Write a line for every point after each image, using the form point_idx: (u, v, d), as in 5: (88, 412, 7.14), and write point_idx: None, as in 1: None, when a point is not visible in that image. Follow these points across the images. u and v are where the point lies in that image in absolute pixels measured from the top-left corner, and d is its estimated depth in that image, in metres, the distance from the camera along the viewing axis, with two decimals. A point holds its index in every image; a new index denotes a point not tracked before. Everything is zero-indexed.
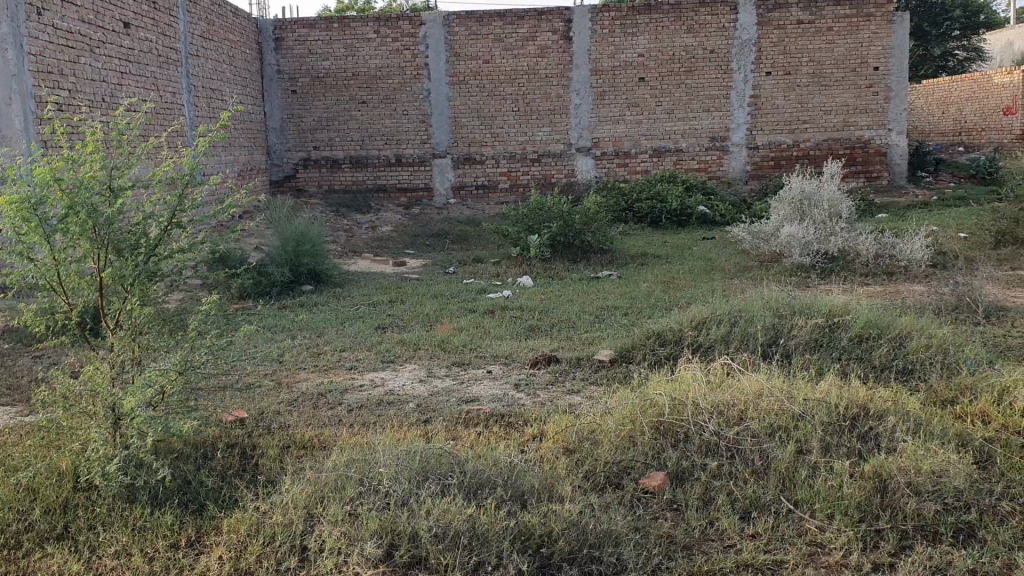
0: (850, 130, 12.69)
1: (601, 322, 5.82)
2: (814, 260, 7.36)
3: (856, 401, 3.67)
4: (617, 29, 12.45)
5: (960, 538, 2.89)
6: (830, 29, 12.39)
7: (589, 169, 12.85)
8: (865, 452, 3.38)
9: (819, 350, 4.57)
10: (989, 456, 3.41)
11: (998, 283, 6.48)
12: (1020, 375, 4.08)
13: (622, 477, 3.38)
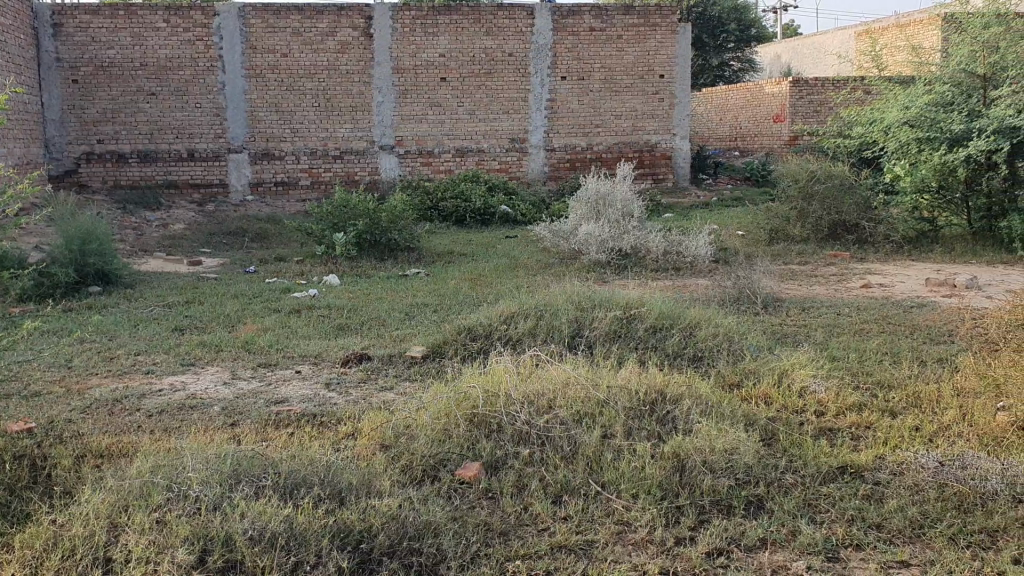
0: (640, 134, 13.35)
1: (410, 319, 5.84)
2: (609, 257, 7.70)
3: (654, 387, 3.91)
4: (418, 28, 12.51)
5: (751, 510, 3.13)
6: (620, 37, 13.01)
7: (392, 167, 12.80)
8: (663, 435, 3.60)
9: (618, 340, 4.81)
10: (772, 434, 3.72)
11: (774, 278, 7.03)
12: (796, 360, 4.47)
13: (438, 470, 3.43)
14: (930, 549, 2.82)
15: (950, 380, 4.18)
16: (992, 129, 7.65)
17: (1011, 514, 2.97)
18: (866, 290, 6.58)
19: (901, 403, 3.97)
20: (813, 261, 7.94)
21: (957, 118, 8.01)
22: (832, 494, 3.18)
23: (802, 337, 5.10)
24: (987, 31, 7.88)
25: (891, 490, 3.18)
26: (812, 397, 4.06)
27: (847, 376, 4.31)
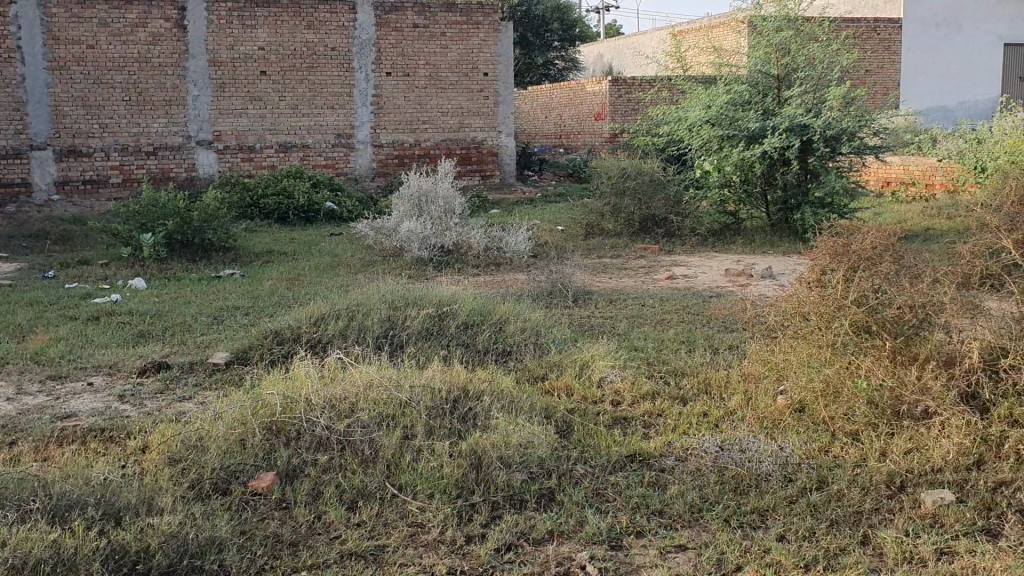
0: (466, 131, 13.46)
1: (218, 323, 5.64)
2: (430, 254, 7.68)
3: (457, 385, 3.92)
4: (235, 21, 12.14)
5: (542, 503, 3.19)
6: (443, 34, 13.12)
7: (210, 163, 12.31)
8: (463, 432, 3.62)
9: (429, 339, 4.78)
10: (568, 425, 3.84)
11: (586, 271, 7.25)
12: (597, 351, 4.67)
13: (229, 482, 3.31)
14: (706, 532, 2.97)
15: (739, 366, 4.48)
16: (785, 127, 8.31)
17: (780, 493, 3.17)
18: (671, 280, 6.87)
19: (692, 390, 4.23)
20: (625, 254, 8.23)
21: (753, 116, 8.52)
22: (620, 483, 3.29)
23: (605, 330, 5.28)
24: (779, 34, 8.52)
25: (674, 477, 3.33)
26: (610, 387, 4.26)
27: (644, 366, 4.55)
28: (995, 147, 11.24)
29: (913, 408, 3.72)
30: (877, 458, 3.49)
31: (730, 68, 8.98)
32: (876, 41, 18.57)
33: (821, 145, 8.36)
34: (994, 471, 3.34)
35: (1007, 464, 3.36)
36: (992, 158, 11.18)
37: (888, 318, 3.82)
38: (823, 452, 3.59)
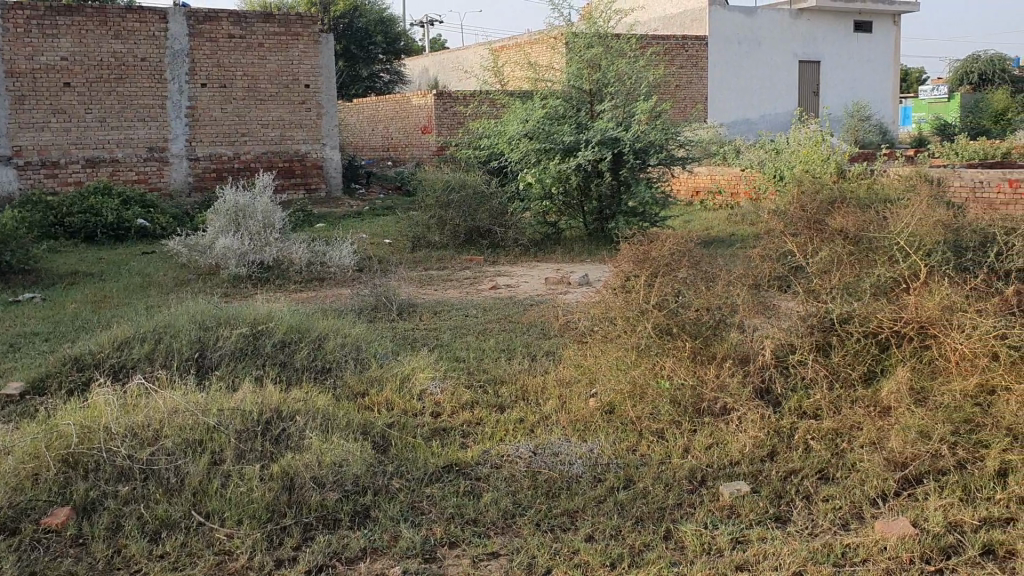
0: (288, 144, 13.21)
1: (14, 352, 5.27)
2: (249, 270, 7.47)
3: (269, 405, 3.83)
4: (33, 28, 11.44)
5: (357, 520, 3.15)
6: (261, 45, 12.85)
7: (9, 180, 11.48)
8: (276, 454, 3.53)
9: (244, 358, 4.64)
10: (386, 440, 3.82)
11: (411, 283, 7.27)
12: (418, 363, 4.68)
13: (18, 521, 3.10)
14: (518, 536, 3.03)
15: (555, 370, 4.62)
16: (597, 140, 8.71)
17: (589, 494, 3.30)
18: (493, 290, 7.00)
19: (510, 397, 4.32)
20: (450, 265, 8.31)
21: (567, 130, 8.88)
22: (435, 494, 3.31)
23: (428, 341, 5.32)
24: (590, 50, 8.96)
25: (489, 484, 3.39)
26: (430, 399, 4.28)
27: (463, 376, 4.60)
28: (791, 158, 12.10)
29: (714, 405, 3.96)
30: (681, 454, 3.66)
31: (546, 83, 9.32)
32: (685, 57, 19.54)
33: (631, 156, 8.79)
34: (785, 460, 3.58)
35: (797, 453, 3.63)
36: (789, 167, 12.03)
37: (687, 319, 4.23)
38: (631, 450, 3.73)
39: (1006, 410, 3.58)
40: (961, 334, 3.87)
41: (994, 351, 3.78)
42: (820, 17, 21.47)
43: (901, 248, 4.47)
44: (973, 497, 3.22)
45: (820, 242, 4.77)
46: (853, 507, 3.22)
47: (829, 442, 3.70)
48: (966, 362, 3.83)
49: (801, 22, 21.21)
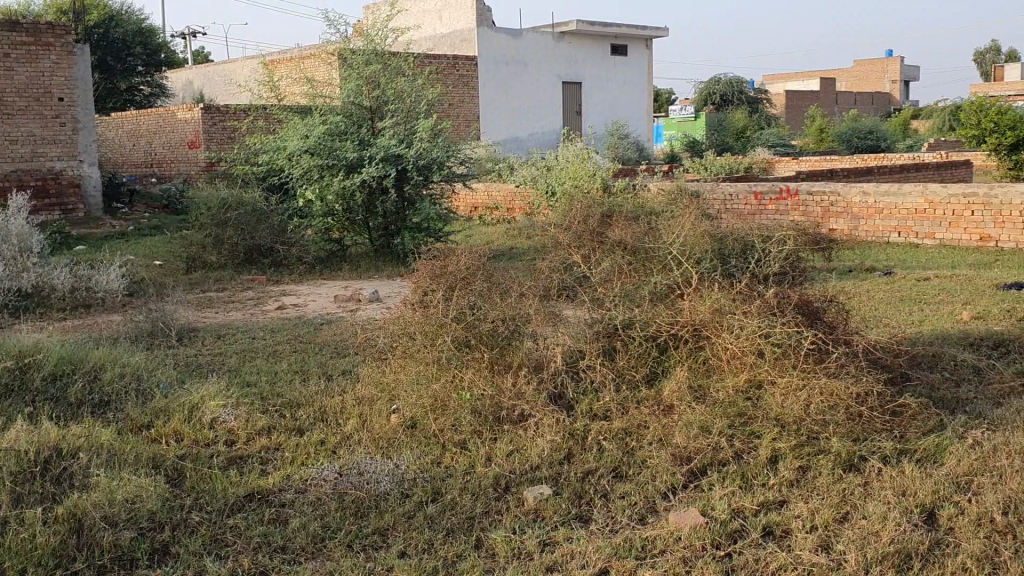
0: (40, 161, 12.24)
1: None
2: (5, 299, 6.85)
3: (47, 443, 3.54)
4: None
5: (156, 558, 2.99)
6: (6, 55, 11.85)
7: None
8: (60, 495, 3.28)
9: (10, 395, 4.26)
10: (180, 472, 3.66)
11: (189, 307, 6.96)
12: (206, 391, 4.47)
13: None
14: (330, 560, 3.00)
15: (353, 389, 4.61)
16: (381, 156, 8.87)
17: (398, 511, 3.33)
18: (280, 311, 6.85)
19: (308, 420, 4.26)
20: (231, 287, 8.04)
21: (350, 146, 8.91)
22: (239, 524, 3.21)
23: (215, 367, 5.12)
24: (368, 68, 9.05)
25: (295, 510, 3.34)
26: (223, 427, 4.13)
27: (257, 401, 4.46)
28: (561, 173, 12.69)
29: (512, 413, 4.12)
30: (484, 463, 3.78)
31: (324, 100, 9.31)
32: (456, 76, 19.86)
33: (414, 173, 9.12)
34: (582, 461, 3.77)
35: (592, 453, 3.82)
36: (561, 183, 12.61)
37: (485, 332, 4.38)
38: (436, 463, 3.82)
39: (772, 402, 3.93)
40: (731, 334, 4.17)
41: (761, 348, 4.08)
42: (580, 40, 22.56)
43: (676, 258, 4.77)
44: (750, 484, 3.51)
45: (602, 253, 5.11)
46: (647, 501, 3.43)
47: (620, 441, 3.92)
48: (736, 360, 4.13)
49: (563, 45, 22.18)
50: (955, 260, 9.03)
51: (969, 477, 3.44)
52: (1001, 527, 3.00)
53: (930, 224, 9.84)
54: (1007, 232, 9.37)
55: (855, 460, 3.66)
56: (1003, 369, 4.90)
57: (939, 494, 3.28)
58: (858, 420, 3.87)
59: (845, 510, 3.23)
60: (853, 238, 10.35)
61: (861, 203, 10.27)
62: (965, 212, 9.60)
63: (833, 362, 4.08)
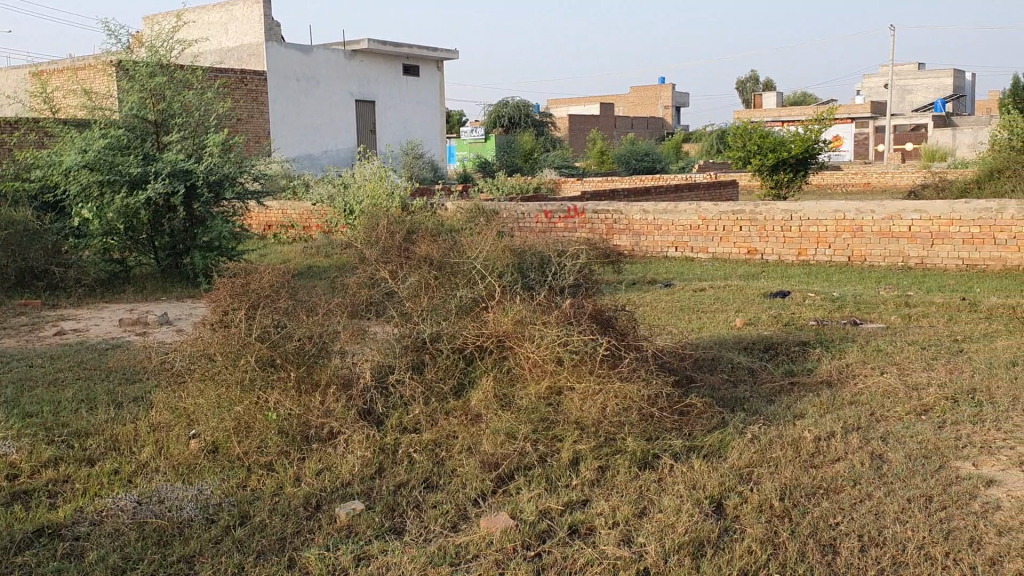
0: None
1: None
2: None
3: None
4: None
5: None
6: None
7: None
8: None
9: None
10: None
11: None
12: None
13: None
14: None
15: (147, 416, 4.42)
16: (167, 171, 8.57)
17: (204, 536, 3.25)
18: (60, 336, 6.44)
19: (100, 449, 4.05)
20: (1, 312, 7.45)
21: (133, 162, 8.51)
22: (28, 562, 3.04)
23: None
24: (153, 79, 8.74)
25: (91, 542, 3.19)
26: (4, 461, 3.85)
27: (41, 432, 4.19)
28: (358, 192, 12.65)
29: (320, 431, 4.10)
30: (293, 482, 3.76)
31: (103, 113, 8.84)
32: (244, 91, 19.24)
33: (204, 189, 8.85)
34: (393, 475, 3.81)
35: (402, 466, 3.87)
36: (358, 201, 12.57)
37: (290, 349, 4.34)
38: (242, 486, 3.76)
39: (572, 406, 4.13)
40: (533, 344, 4.35)
41: (560, 356, 4.29)
42: (372, 59, 22.60)
43: (478, 272, 4.91)
44: (555, 485, 3.67)
45: (403, 269, 5.19)
46: (458, 509, 3.51)
47: (430, 452, 3.98)
48: (537, 368, 4.31)
49: (355, 63, 22.11)
50: (727, 272, 9.77)
51: (749, 469, 3.75)
52: (779, 510, 3.30)
53: (704, 239, 10.57)
54: (770, 246, 10.24)
55: (650, 458, 3.92)
56: (773, 369, 5.37)
57: (725, 485, 3.57)
58: (650, 421, 4.13)
59: (642, 505, 3.44)
60: (636, 254, 10.95)
61: (643, 220, 10.89)
62: (733, 228, 10.39)
63: (625, 366, 4.36)
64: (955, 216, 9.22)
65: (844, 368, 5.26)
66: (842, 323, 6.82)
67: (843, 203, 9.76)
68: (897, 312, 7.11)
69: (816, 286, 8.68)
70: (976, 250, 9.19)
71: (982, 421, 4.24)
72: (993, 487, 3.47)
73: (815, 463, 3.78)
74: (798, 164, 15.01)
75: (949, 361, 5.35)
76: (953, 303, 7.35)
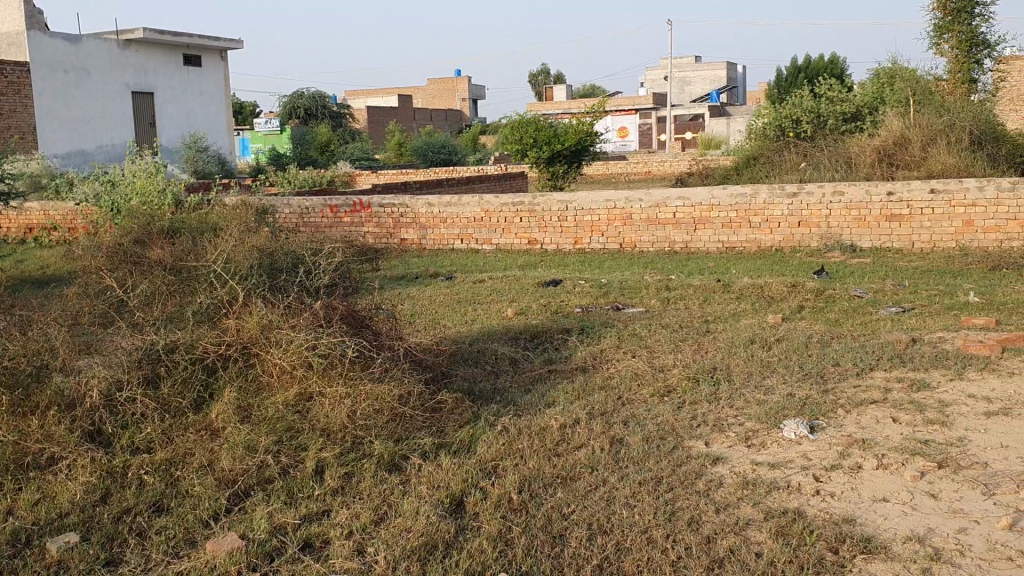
0: None
1: None
2: None
3: None
4: None
5: None
6: None
7: None
8: None
9: None
10: None
11: None
12: None
13: None
14: None
15: None
16: None
17: None
18: None
19: None
20: None
21: None
22: None
23: None
24: None
25: None
26: None
27: None
28: (127, 189, 11.86)
29: (38, 457, 3.69)
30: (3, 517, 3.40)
31: None
32: (3, 84, 17.68)
33: None
34: (118, 500, 3.51)
35: (130, 490, 3.57)
36: (126, 199, 11.79)
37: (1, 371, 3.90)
38: None
39: (320, 412, 3.96)
40: (279, 348, 4.17)
41: (308, 360, 4.12)
42: (148, 49, 21.32)
43: (221, 277, 4.66)
44: (295, 498, 3.51)
45: (140, 277, 4.85)
46: (186, 533, 3.29)
47: (163, 473, 3.69)
48: (286, 374, 4.12)
49: (130, 54, 20.79)
50: (507, 262, 9.88)
51: (494, 462, 3.75)
52: (516, 505, 3.31)
53: (487, 231, 10.64)
54: (549, 236, 10.43)
55: (397, 459, 3.83)
56: (534, 358, 5.43)
57: (468, 481, 3.54)
58: (398, 421, 4.06)
59: (382, 510, 3.35)
60: (421, 247, 10.88)
61: (427, 214, 10.81)
62: (514, 219, 10.51)
63: (377, 367, 4.27)
64: (714, 202, 9.76)
65: (598, 355, 5.40)
66: (607, 309, 7.04)
67: (613, 192, 10.08)
68: (658, 296, 7.41)
69: (587, 273, 8.94)
70: (734, 234, 9.75)
71: (717, 398, 4.46)
72: (719, 465, 3.62)
73: (559, 452, 3.83)
74: (573, 156, 15.48)
75: (695, 342, 5.60)
76: (710, 285, 7.74)
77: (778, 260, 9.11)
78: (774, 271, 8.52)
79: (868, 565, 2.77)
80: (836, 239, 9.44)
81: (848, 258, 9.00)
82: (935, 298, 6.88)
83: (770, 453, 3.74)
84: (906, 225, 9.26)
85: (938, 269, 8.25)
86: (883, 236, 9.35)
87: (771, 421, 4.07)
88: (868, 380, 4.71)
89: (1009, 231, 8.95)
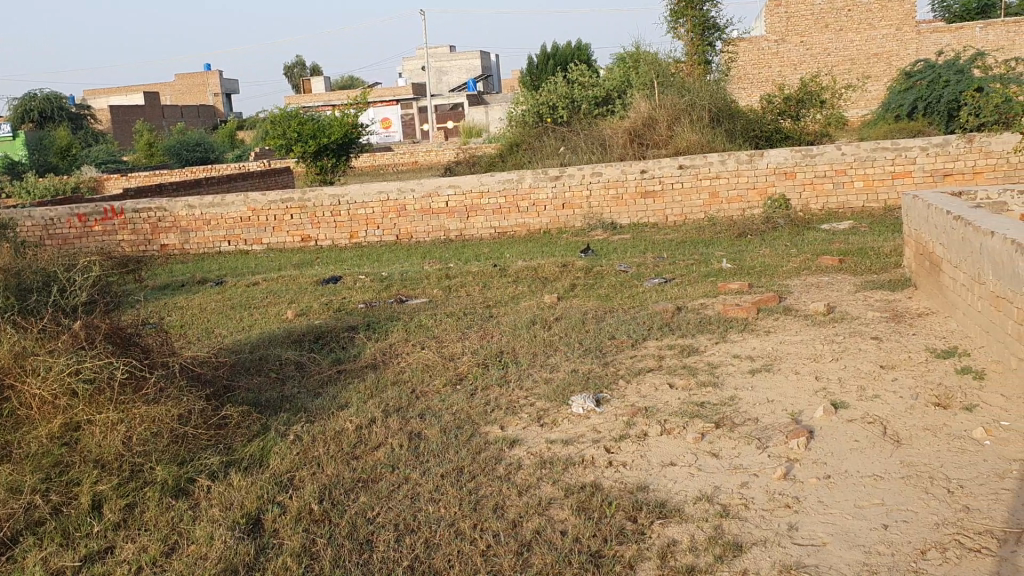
0: None
1: None
2: None
3: None
4: None
5: None
6: None
7: None
8: None
9: None
10: None
11: None
12: None
13: None
14: None
15: None
16: None
17: None
18: None
19: None
20: None
21: None
22: None
23: None
24: None
25: None
26: None
27: None
28: None
29: None
30: None
31: None
32: None
33: None
34: None
35: None
36: None
37: None
38: None
39: (91, 442, 3.65)
40: (38, 377, 3.79)
41: (73, 388, 3.78)
42: None
43: None
44: (71, 539, 3.21)
45: None
46: None
47: None
48: (48, 405, 3.76)
49: None
50: (280, 262, 9.56)
51: (289, 474, 3.62)
52: (318, 515, 3.21)
53: (256, 231, 10.23)
54: (323, 231, 10.19)
55: (183, 483, 3.61)
56: (321, 360, 5.29)
57: (264, 498, 3.39)
58: (180, 442, 3.82)
59: (173, 539, 3.15)
60: (185, 252, 10.33)
61: (189, 217, 10.27)
62: (285, 217, 10.18)
63: (151, 388, 4.00)
64: (484, 189, 9.89)
65: (385, 350, 5.34)
66: (389, 302, 6.97)
67: (384, 184, 9.97)
68: (438, 285, 7.43)
69: (366, 268, 8.82)
70: (505, 219, 9.98)
71: (507, 381, 4.54)
72: (516, 448, 3.68)
73: (356, 454, 3.76)
74: (339, 149, 15.22)
75: (480, 328, 5.67)
76: (486, 270, 7.87)
77: (548, 242, 9.40)
78: (545, 252, 8.78)
79: (665, 530, 2.91)
80: (599, 218, 9.87)
81: (611, 235, 9.43)
82: (693, 267, 7.34)
83: (562, 430, 3.85)
84: (660, 201, 9.83)
85: (692, 240, 8.82)
86: (640, 213, 9.87)
87: (560, 399, 4.19)
88: (642, 350, 4.96)
89: (750, 200, 9.72)
